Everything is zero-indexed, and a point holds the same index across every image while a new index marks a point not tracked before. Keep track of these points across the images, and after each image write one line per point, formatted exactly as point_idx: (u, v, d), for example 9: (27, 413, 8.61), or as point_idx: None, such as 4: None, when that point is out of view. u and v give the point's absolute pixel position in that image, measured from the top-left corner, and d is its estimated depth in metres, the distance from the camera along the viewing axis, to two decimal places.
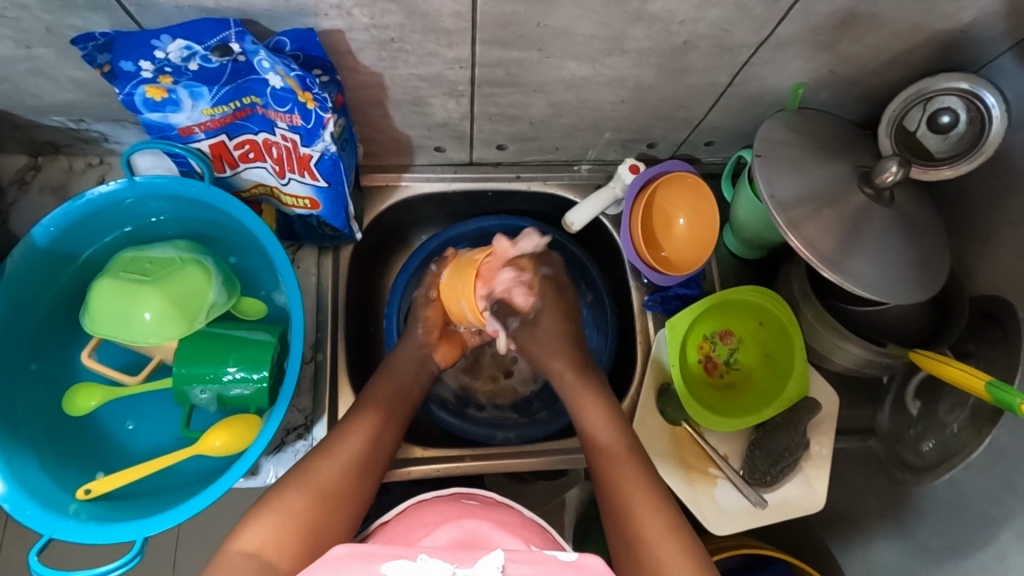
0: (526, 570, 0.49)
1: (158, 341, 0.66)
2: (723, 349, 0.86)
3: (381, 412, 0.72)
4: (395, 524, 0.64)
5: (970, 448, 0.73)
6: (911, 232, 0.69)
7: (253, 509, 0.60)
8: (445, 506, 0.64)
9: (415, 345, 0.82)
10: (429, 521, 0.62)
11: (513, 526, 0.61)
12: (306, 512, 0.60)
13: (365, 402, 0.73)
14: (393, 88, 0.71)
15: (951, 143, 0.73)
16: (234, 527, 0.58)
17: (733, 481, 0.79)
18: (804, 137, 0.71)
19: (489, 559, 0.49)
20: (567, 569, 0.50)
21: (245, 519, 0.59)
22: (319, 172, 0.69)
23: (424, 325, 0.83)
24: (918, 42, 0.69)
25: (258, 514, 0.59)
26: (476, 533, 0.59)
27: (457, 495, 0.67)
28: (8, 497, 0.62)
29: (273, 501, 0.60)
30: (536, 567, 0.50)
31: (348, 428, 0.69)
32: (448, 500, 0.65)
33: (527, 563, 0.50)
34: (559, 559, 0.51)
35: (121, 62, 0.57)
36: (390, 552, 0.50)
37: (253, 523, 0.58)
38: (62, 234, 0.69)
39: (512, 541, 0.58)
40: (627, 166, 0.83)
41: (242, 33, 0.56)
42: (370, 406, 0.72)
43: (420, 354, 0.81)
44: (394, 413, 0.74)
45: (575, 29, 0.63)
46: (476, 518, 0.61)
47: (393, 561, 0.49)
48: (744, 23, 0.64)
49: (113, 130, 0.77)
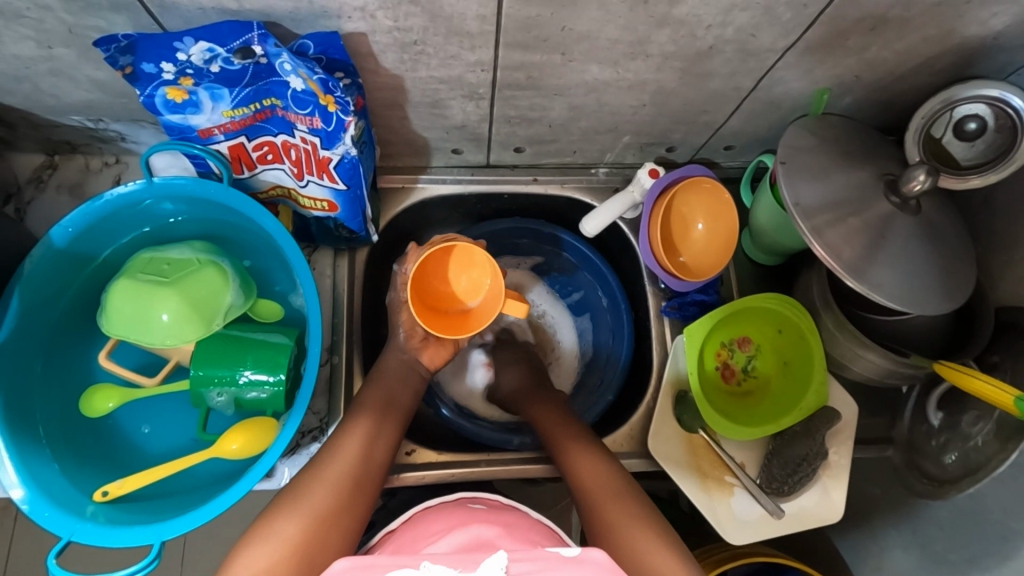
0: (527, 568, 0.49)
1: (174, 343, 0.65)
2: (740, 356, 0.85)
3: (372, 422, 0.71)
4: (403, 531, 0.64)
5: (995, 462, 0.71)
6: (937, 241, 0.68)
7: (246, 538, 0.59)
8: (450, 512, 0.63)
9: (398, 351, 0.81)
10: (436, 530, 0.61)
11: (520, 531, 0.61)
12: (296, 540, 0.58)
13: (352, 419, 0.70)
14: (413, 90, 0.71)
15: (979, 150, 0.72)
16: (229, 556, 0.57)
17: (749, 488, 0.78)
18: (829, 143, 0.70)
19: (492, 560, 0.49)
20: (569, 565, 0.50)
21: (240, 546, 0.58)
22: (338, 175, 0.69)
23: (405, 330, 0.81)
24: (948, 48, 0.68)
25: (249, 545, 0.57)
26: (483, 538, 0.58)
27: (463, 500, 0.66)
28: (28, 500, 0.62)
29: (263, 530, 0.59)
30: (538, 564, 0.50)
31: (342, 445, 0.67)
32: (453, 505, 0.65)
33: (527, 560, 0.50)
34: (560, 554, 0.51)
35: (143, 63, 0.57)
36: (393, 561, 0.50)
37: (246, 552, 0.57)
38: (80, 234, 0.69)
39: (519, 542, 0.58)
40: (647, 171, 0.82)
41: (266, 36, 0.55)
42: (360, 418, 0.70)
43: (403, 358, 0.80)
44: (383, 430, 0.71)
45: (598, 33, 0.62)
46: (482, 522, 0.61)
47: (396, 570, 0.49)
48: (771, 28, 0.63)
49: (130, 129, 0.76)
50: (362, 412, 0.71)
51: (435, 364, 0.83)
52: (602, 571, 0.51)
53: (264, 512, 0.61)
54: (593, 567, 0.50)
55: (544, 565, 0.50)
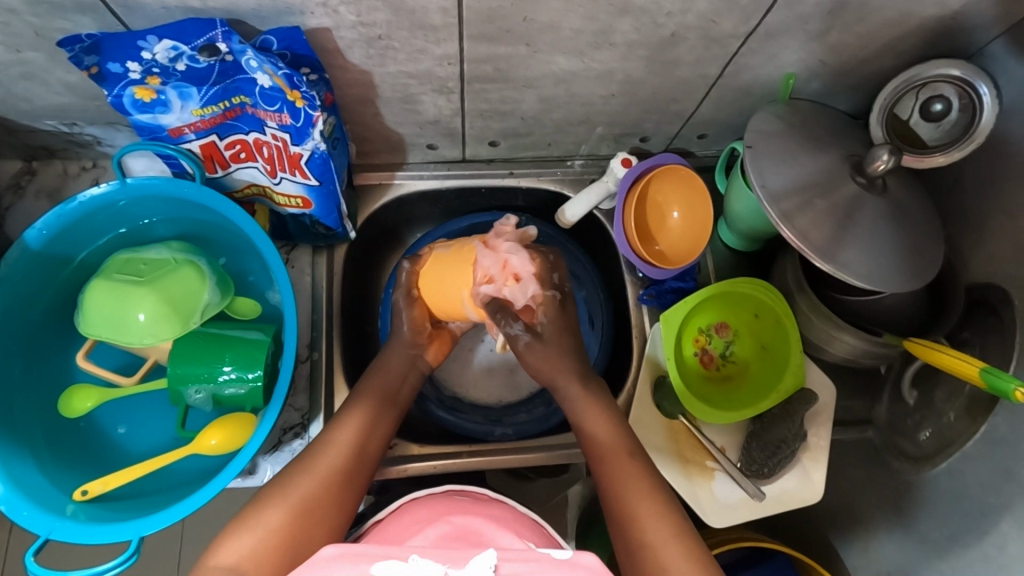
0: (518, 568, 0.48)
1: (152, 342, 0.66)
2: (718, 342, 0.86)
3: (366, 418, 0.70)
4: (390, 522, 0.64)
5: (966, 437, 0.74)
6: (904, 220, 0.69)
7: (231, 527, 0.59)
8: (436, 503, 0.63)
9: (404, 345, 0.79)
10: (420, 519, 0.62)
11: (505, 521, 0.61)
12: (280, 531, 0.58)
13: (350, 407, 0.71)
14: (383, 86, 0.71)
15: (944, 130, 0.72)
16: (212, 543, 0.57)
17: (730, 473, 0.79)
18: (795, 126, 0.71)
19: (482, 558, 0.48)
20: (561, 568, 0.49)
21: (223, 535, 0.58)
22: (310, 171, 0.70)
23: (412, 324, 0.79)
24: (908, 30, 0.69)
25: (236, 531, 0.57)
26: (467, 528, 0.59)
27: (451, 492, 0.66)
28: (4, 498, 0.62)
29: (250, 519, 0.58)
30: (529, 566, 0.49)
31: (331, 438, 0.67)
32: (441, 497, 0.65)
33: (521, 562, 0.49)
34: (552, 557, 0.50)
35: (109, 63, 0.58)
36: (380, 552, 0.49)
37: (230, 541, 0.57)
38: (55, 236, 0.69)
39: (505, 534, 0.58)
40: (619, 160, 0.84)
41: (229, 32, 0.56)
42: (358, 406, 0.71)
43: (410, 353, 0.79)
44: (376, 420, 0.71)
45: (561, 23, 0.63)
46: (468, 513, 0.61)
47: (383, 561, 0.47)
48: (731, 14, 0.64)
49: (106, 133, 0.77)
50: (356, 404, 0.71)
51: (436, 359, 0.82)
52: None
53: (250, 501, 0.61)
54: (585, 573, 0.49)
55: (537, 567, 0.49)
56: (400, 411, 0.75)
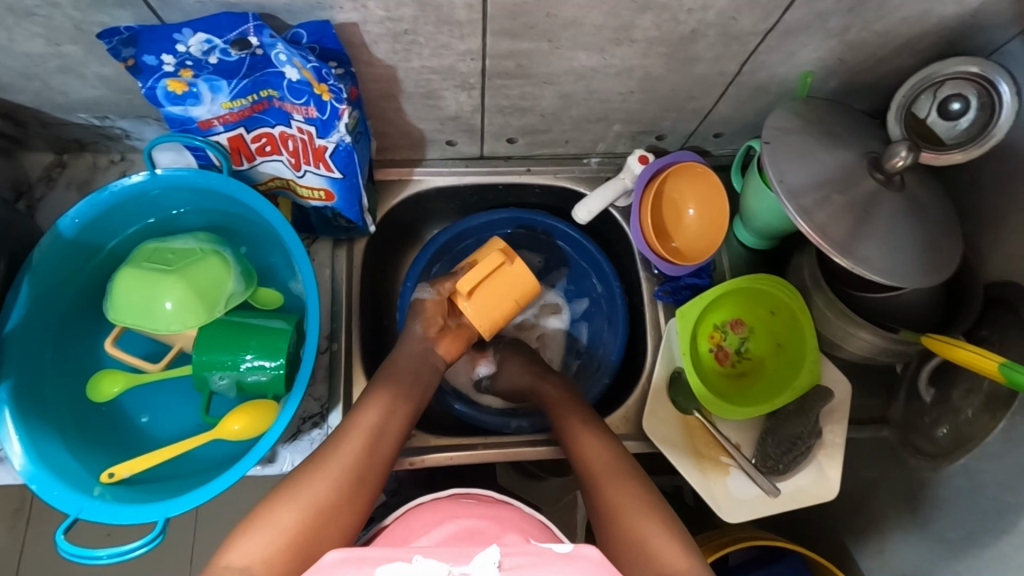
0: (519, 561, 0.49)
1: (179, 329, 0.67)
2: (733, 338, 0.86)
3: (381, 413, 0.71)
4: (396, 526, 0.64)
5: (986, 434, 0.73)
6: (922, 216, 0.70)
7: (242, 525, 0.59)
8: (442, 506, 0.64)
9: (416, 342, 0.81)
10: (427, 522, 0.62)
11: (511, 522, 0.62)
12: (293, 530, 0.58)
13: (368, 403, 0.71)
14: (406, 81, 0.73)
15: (963, 130, 0.72)
16: (224, 542, 0.58)
17: (745, 469, 0.79)
18: (814, 123, 0.72)
19: (485, 555, 0.48)
20: (563, 561, 0.49)
21: (235, 535, 0.58)
22: (334, 164, 0.71)
23: (424, 321, 0.82)
24: (927, 28, 0.70)
25: (248, 531, 0.58)
26: (473, 528, 0.60)
27: (455, 496, 0.66)
28: (35, 477, 0.64)
29: (260, 518, 0.59)
30: (531, 558, 0.49)
31: (343, 441, 0.67)
32: (446, 500, 0.65)
33: (520, 554, 0.50)
34: (554, 550, 0.51)
35: (144, 55, 0.59)
36: (383, 555, 0.50)
37: (243, 540, 0.57)
38: (87, 224, 0.71)
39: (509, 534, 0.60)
40: (636, 158, 0.85)
41: (261, 27, 0.58)
42: (376, 398, 0.72)
43: (422, 348, 0.80)
44: (389, 419, 0.71)
45: (584, 19, 0.64)
46: (473, 515, 0.62)
47: (387, 564, 0.48)
48: (752, 11, 0.64)
49: (135, 126, 0.79)
50: (373, 401, 0.72)
51: (451, 354, 0.83)
52: (595, 566, 0.50)
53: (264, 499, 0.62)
54: (585, 563, 0.50)
55: (537, 560, 0.49)
56: (415, 410, 0.75)
